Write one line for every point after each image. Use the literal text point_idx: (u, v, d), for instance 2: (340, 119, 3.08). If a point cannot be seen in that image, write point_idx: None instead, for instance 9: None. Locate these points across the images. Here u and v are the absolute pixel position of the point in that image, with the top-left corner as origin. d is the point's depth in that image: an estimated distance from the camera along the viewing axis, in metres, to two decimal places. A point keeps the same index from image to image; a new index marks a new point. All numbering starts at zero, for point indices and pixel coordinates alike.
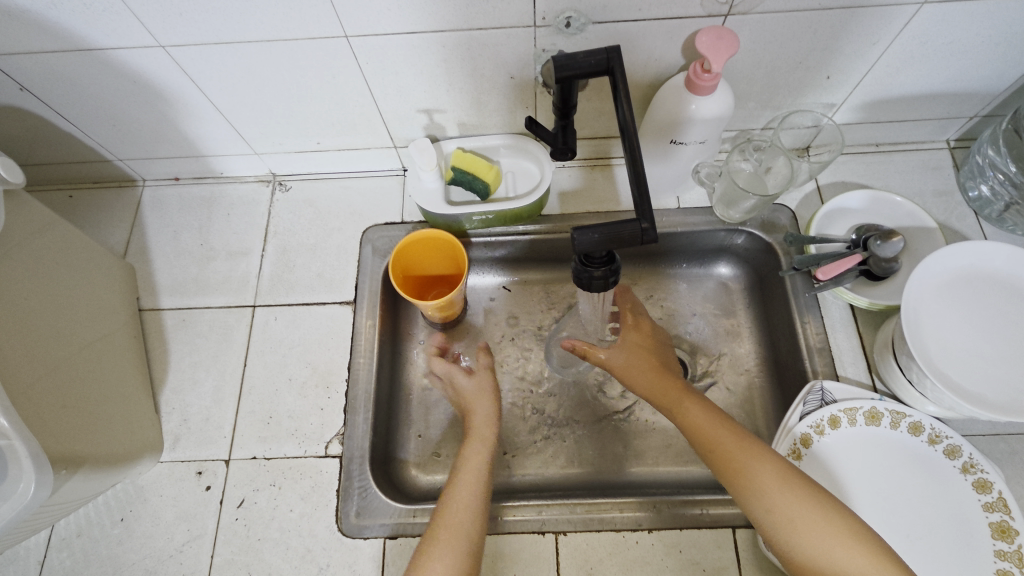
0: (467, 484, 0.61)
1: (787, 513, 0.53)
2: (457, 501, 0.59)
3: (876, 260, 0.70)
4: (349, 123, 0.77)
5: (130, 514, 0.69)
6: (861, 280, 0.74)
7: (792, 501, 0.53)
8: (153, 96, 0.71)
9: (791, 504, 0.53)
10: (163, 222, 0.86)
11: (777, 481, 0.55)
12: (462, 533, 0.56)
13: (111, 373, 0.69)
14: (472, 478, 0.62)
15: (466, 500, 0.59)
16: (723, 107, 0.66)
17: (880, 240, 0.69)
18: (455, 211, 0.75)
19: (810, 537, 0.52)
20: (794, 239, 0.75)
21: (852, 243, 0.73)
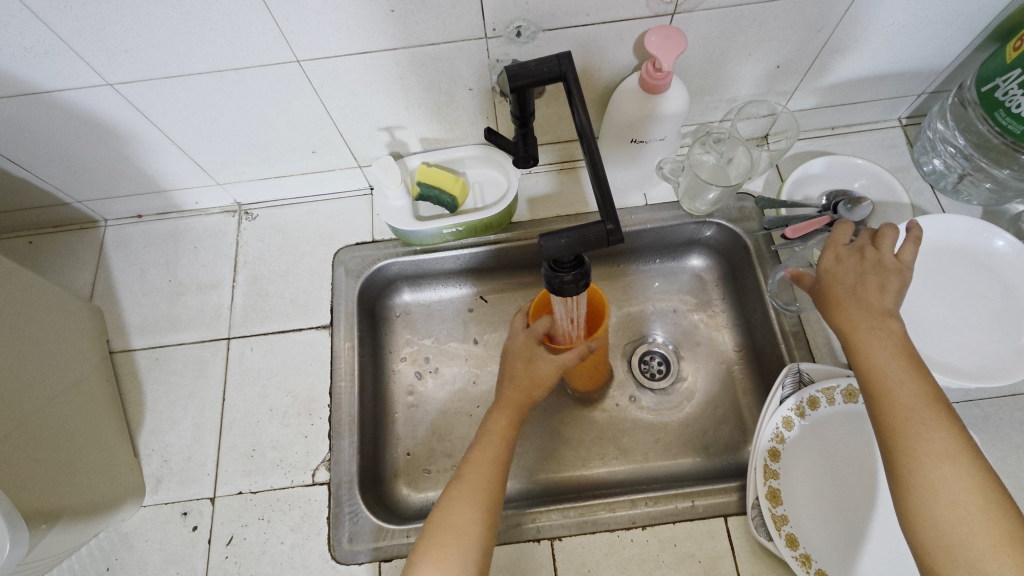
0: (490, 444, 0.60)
1: (919, 439, 0.44)
2: (475, 465, 0.59)
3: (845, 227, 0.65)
4: (311, 147, 0.77)
5: (115, 562, 0.67)
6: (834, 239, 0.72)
7: (922, 432, 0.44)
8: (106, 135, 0.70)
9: (936, 444, 0.44)
10: (128, 261, 0.84)
11: (925, 411, 0.45)
12: (473, 498, 0.56)
13: (84, 420, 0.67)
14: (486, 447, 0.60)
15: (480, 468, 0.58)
16: (678, 104, 0.66)
17: None
18: (425, 226, 0.75)
19: (933, 475, 0.43)
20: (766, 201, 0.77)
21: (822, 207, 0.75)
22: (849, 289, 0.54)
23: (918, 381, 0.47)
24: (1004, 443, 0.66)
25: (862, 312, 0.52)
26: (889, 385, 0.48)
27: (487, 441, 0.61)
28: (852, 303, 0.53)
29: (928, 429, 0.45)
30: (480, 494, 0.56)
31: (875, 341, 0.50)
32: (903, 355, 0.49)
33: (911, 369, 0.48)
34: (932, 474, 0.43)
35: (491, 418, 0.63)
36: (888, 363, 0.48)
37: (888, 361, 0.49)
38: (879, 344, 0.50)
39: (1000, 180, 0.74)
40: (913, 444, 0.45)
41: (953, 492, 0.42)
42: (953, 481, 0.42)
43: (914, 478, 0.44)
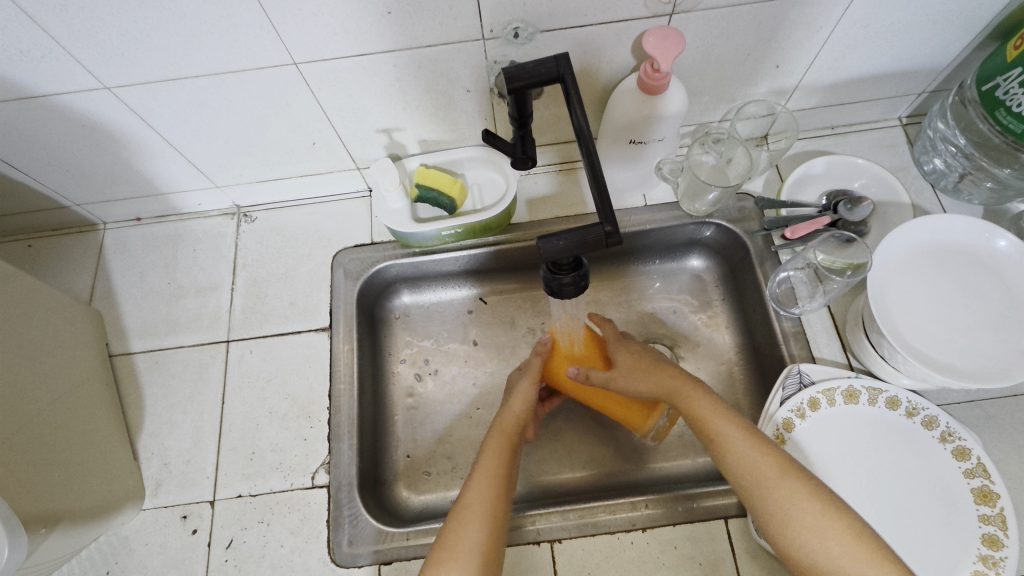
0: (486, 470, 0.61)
1: (780, 497, 0.54)
2: (474, 490, 0.59)
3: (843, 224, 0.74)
4: (309, 149, 0.77)
5: (115, 566, 0.67)
6: (832, 242, 0.72)
7: (784, 499, 0.54)
8: (105, 138, 0.70)
9: (793, 500, 0.54)
10: (127, 263, 0.84)
11: (778, 482, 0.55)
12: (478, 514, 0.57)
13: (83, 424, 0.67)
14: (491, 462, 0.62)
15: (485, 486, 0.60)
16: (676, 104, 0.66)
17: (848, 206, 0.73)
18: (424, 227, 0.75)
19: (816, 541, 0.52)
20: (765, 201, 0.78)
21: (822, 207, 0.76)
22: (711, 409, 0.62)
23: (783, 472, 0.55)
24: (1006, 443, 0.66)
25: (727, 427, 0.60)
26: (755, 467, 0.57)
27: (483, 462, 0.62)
28: (700, 393, 0.64)
29: (782, 480, 0.55)
30: (484, 519, 0.57)
31: (743, 448, 0.58)
32: (766, 450, 0.57)
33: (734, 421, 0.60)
34: (804, 535, 0.52)
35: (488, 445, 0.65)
36: (753, 458, 0.57)
37: (746, 450, 0.58)
38: (739, 444, 0.58)
39: (1000, 179, 0.74)
40: (773, 492, 0.55)
41: (818, 528, 0.52)
42: (816, 519, 0.52)
43: (797, 536, 0.52)
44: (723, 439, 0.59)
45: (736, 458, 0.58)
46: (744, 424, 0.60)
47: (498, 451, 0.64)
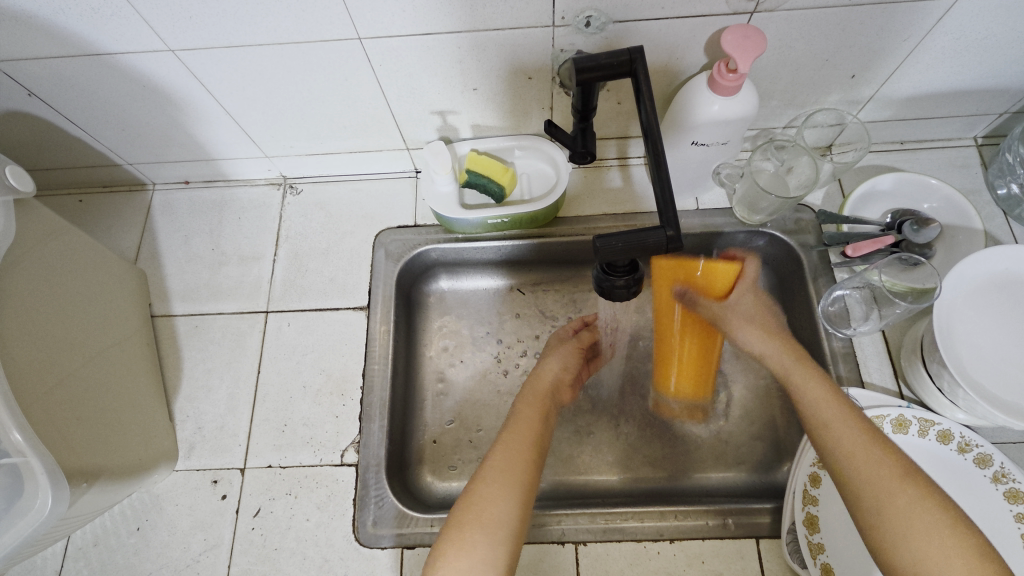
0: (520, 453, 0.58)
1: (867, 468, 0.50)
2: (504, 464, 0.56)
3: (909, 245, 0.70)
4: (362, 126, 0.76)
5: (146, 523, 0.69)
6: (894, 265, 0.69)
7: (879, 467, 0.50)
8: (162, 100, 0.69)
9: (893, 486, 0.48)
10: (173, 226, 0.85)
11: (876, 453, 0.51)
12: (506, 484, 0.54)
13: (124, 381, 0.68)
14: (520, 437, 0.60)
15: (515, 452, 0.58)
16: (746, 108, 0.63)
17: (916, 226, 0.69)
18: (471, 214, 0.74)
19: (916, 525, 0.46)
20: (826, 216, 0.75)
21: (885, 226, 0.72)
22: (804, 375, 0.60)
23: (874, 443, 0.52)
24: None
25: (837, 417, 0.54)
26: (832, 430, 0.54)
27: (512, 452, 0.58)
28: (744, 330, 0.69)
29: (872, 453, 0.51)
30: (500, 533, 0.52)
31: (852, 433, 0.53)
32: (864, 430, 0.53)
33: (844, 403, 0.55)
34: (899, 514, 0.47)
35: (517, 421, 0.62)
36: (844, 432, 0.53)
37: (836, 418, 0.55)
38: (849, 430, 0.53)
39: None
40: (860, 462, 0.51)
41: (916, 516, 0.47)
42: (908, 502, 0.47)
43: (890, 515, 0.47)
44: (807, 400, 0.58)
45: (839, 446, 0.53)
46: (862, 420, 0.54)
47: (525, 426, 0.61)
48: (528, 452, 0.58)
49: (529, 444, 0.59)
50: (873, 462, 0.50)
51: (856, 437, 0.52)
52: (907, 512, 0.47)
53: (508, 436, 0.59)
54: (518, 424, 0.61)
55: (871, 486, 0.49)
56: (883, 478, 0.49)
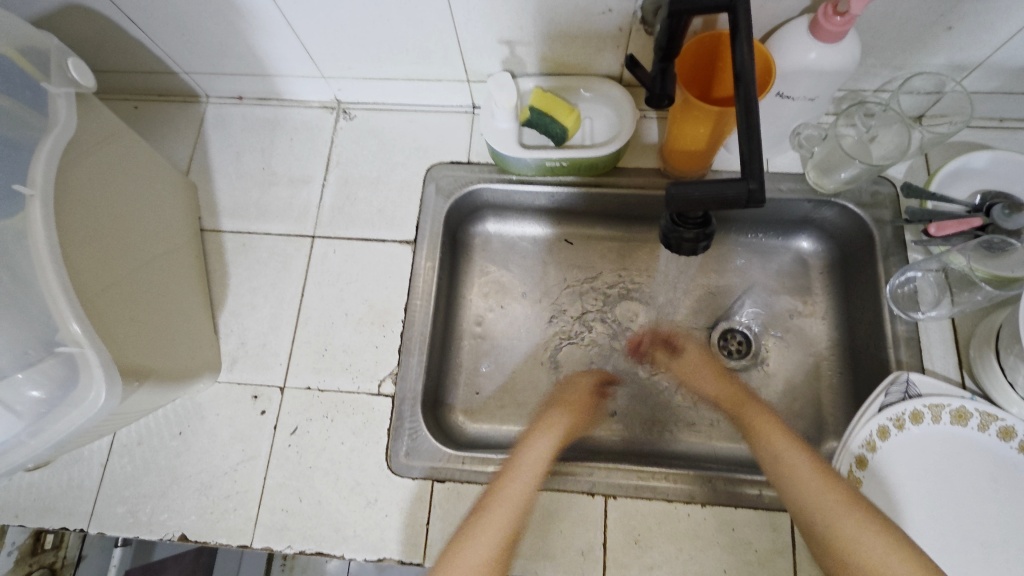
0: (527, 476, 0.60)
1: (835, 526, 0.52)
2: (516, 481, 0.59)
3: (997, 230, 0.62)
4: (425, 51, 0.72)
5: (188, 429, 0.71)
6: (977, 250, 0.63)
7: (852, 530, 0.51)
8: (224, 4, 0.67)
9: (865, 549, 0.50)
10: (226, 141, 0.84)
11: (842, 513, 0.52)
12: (500, 521, 0.56)
13: (172, 289, 0.69)
14: (533, 460, 0.61)
15: (531, 471, 0.60)
16: (847, 59, 0.58)
17: (1007, 209, 0.61)
18: (529, 154, 0.71)
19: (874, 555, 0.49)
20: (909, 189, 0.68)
21: (973, 207, 0.66)
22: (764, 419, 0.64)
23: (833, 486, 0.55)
24: None
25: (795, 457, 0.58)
26: (792, 470, 0.57)
27: (517, 474, 0.60)
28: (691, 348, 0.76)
29: (832, 499, 0.54)
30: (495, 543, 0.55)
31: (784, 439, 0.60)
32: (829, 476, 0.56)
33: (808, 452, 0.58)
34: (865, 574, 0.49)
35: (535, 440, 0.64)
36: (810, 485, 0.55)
37: (807, 473, 0.56)
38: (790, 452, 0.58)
39: None
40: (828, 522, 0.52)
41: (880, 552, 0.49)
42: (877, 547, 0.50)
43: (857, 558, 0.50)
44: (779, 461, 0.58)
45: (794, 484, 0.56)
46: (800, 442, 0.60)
47: (545, 447, 0.63)
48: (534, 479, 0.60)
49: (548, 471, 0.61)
50: (810, 477, 0.56)
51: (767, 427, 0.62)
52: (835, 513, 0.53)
53: (521, 456, 0.62)
54: (529, 460, 0.61)
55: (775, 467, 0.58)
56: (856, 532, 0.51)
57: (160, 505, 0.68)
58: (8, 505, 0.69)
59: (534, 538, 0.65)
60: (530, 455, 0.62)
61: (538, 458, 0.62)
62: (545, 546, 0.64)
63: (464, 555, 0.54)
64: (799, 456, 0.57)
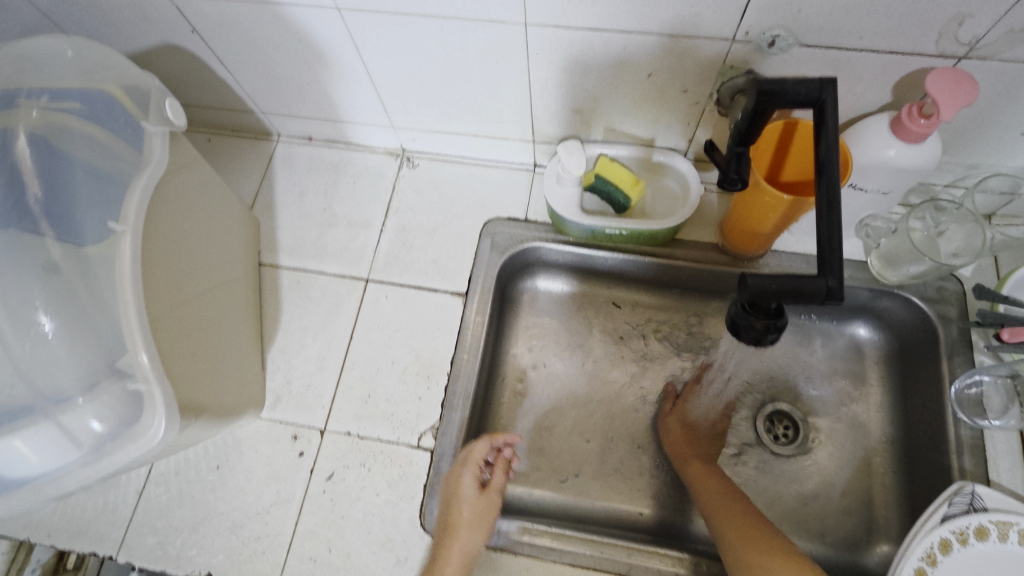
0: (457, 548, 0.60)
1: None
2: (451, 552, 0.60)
3: None
4: (496, 112, 0.74)
5: (225, 463, 0.70)
6: None
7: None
8: (313, 55, 0.70)
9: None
10: (291, 179, 0.86)
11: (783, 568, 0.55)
12: None
13: (228, 322, 0.70)
14: (471, 532, 0.62)
15: (464, 547, 0.61)
16: (927, 158, 0.58)
17: None
18: (591, 220, 0.72)
19: None
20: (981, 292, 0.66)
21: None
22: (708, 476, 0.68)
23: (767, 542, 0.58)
24: None
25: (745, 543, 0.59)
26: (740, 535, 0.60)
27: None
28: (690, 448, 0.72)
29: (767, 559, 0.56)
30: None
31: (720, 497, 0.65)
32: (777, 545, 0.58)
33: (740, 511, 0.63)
34: None
35: (469, 503, 0.64)
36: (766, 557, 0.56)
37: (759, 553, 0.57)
38: (739, 505, 0.63)
39: None
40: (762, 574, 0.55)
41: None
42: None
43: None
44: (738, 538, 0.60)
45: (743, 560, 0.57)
46: (735, 495, 0.65)
47: (479, 517, 0.63)
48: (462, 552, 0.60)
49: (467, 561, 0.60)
50: (738, 522, 0.61)
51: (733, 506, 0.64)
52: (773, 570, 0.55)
53: (461, 523, 0.62)
54: (459, 527, 0.62)
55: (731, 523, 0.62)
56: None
57: (189, 540, 0.67)
58: (42, 523, 0.69)
59: None
60: (462, 519, 0.62)
61: (470, 526, 0.62)
62: None
63: None
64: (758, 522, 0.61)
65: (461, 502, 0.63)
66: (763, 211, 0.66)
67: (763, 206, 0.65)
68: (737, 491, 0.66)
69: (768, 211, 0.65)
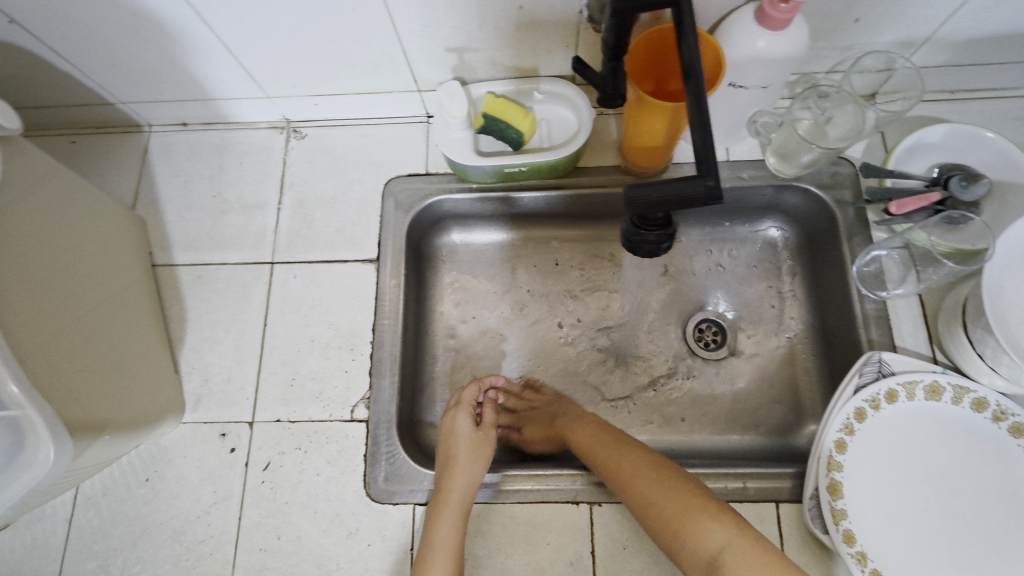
0: (461, 475, 0.62)
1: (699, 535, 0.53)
2: (455, 478, 0.62)
3: (955, 202, 0.62)
4: (369, 64, 0.70)
5: (155, 474, 0.68)
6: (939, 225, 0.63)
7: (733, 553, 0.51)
8: (153, 30, 0.64)
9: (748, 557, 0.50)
10: (172, 170, 0.81)
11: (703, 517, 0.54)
12: (456, 518, 0.60)
13: (126, 331, 0.66)
14: (472, 460, 0.64)
15: (467, 474, 0.62)
16: (795, 46, 0.57)
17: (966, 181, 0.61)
18: (487, 161, 0.69)
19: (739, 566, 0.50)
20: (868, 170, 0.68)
21: (932, 181, 0.65)
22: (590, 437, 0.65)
23: (705, 503, 0.55)
24: None
25: (682, 504, 0.55)
26: (658, 500, 0.56)
27: (446, 515, 0.60)
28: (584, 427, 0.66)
29: (695, 512, 0.54)
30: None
31: (631, 465, 0.60)
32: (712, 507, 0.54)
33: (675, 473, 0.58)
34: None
35: (464, 435, 0.66)
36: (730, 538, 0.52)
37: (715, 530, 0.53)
38: (637, 472, 0.59)
39: None
40: (697, 534, 0.53)
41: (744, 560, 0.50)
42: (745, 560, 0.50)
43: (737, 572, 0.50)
44: (672, 513, 0.55)
45: (693, 538, 0.53)
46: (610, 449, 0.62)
47: (475, 446, 0.66)
48: (465, 482, 0.62)
49: (468, 493, 0.61)
50: (659, 489, 0.57)
51: (660, 472, 0.58)
52: (696, 534, 0.53)
53: (458, 458, 0.64)
54: (459, 460, 0.64)
55: (654, 498, 0.56)
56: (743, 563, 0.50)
57: (132, 557, 0.65)
58: None
59: (521, 554, 0.63)
60: (460, 453, 0.64)
61: (468, 457, 0.64)
62: (533, 559, 0.63)
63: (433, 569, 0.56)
64: (662, 485, 0.57)
65: (458, 439, 0.66)
66: (654, 127, 0.65)
67: (652, 122, 0.64)
68: (659, 458, 0.60)
69: (656, 126, 0.65)
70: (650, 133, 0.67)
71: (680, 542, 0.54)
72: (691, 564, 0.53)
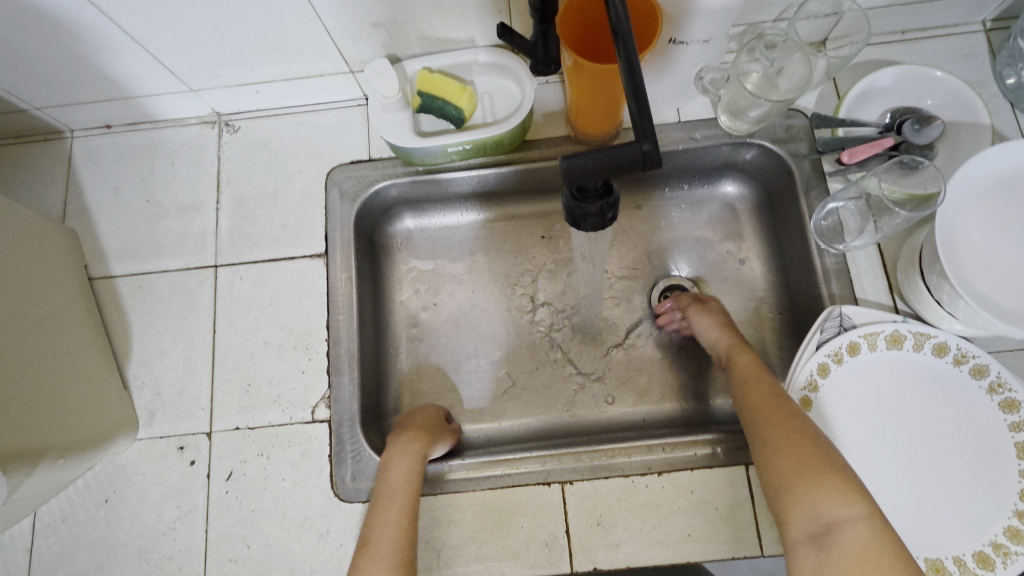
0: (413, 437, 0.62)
1: (803, 486, 0.50)
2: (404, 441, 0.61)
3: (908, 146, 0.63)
4: (293, 46, 0.66)
5: (114, 494, 0.66)
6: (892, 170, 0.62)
7: (818, 486, 0.49)
8: (51, 26, 0.59)
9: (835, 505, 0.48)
10: (100, 176, 0.76)
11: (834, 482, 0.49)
12: (405, 476, 0.59)
13: (65, 351, 0.63)
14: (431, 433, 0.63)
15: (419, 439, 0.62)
16: None
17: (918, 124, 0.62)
18: (428, 142, 0.66)
19: (812, 495, 0.49)
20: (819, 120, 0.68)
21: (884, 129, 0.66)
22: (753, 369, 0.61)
23: (824, 459, 0.51)
24: None
25: (803, 442, 0.52)
26: (767, 412, 0.56)
27: (395, 473, 0.59)
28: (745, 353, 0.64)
29: (813, 466, 0.50)
30: (393, 544, 0.54)
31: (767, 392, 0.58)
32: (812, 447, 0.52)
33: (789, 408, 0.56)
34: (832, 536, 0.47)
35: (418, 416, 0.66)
36: (837, 506, 0.48)
37: (826, 478, 0.50)
38: (770, 399, 0.57)
39: None
40: (791, 475, 0.51)
41: (828, 497, 0.49)
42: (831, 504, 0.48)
43: (809, 511, 0.49)
44: (770, 421, 0.55)
45: (802, 487, 0.50)
46: (783, 394, 0.58)
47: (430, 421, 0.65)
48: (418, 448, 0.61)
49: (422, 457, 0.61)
50: (788, 425, 0.54)
51: (773, 402, 0.57)
52: (799, 476, 0.51)
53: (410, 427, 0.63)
54: (410, 428, 0.63)
55: (766, 419, 0.56)
56: (856, 520, 0.47)
57: None
58: None
59: (496, 539, 0.63)
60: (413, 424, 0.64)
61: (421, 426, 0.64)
62: (509, 543, 0.62)
63: (380, 527, 0.55)
64: (794, 437, 0.53)
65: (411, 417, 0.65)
66: (597, 91, 0.62)
67: (593, 86, 0.61)
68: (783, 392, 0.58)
69: (599, 89, 0.62)
70: (594, 96, 0.63)
71: (766, 466, 0.53)
72: (798, 518, 0.50)
